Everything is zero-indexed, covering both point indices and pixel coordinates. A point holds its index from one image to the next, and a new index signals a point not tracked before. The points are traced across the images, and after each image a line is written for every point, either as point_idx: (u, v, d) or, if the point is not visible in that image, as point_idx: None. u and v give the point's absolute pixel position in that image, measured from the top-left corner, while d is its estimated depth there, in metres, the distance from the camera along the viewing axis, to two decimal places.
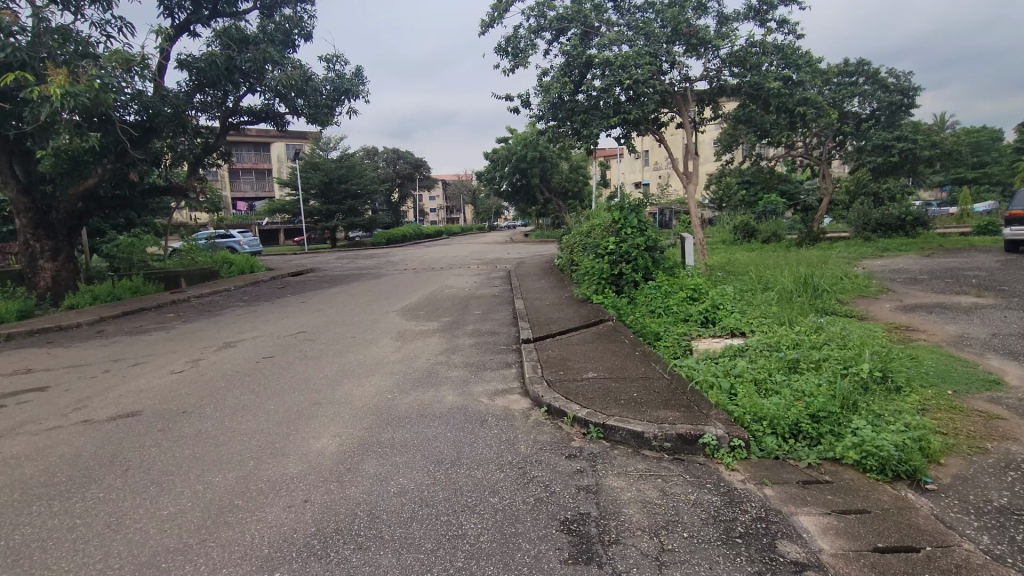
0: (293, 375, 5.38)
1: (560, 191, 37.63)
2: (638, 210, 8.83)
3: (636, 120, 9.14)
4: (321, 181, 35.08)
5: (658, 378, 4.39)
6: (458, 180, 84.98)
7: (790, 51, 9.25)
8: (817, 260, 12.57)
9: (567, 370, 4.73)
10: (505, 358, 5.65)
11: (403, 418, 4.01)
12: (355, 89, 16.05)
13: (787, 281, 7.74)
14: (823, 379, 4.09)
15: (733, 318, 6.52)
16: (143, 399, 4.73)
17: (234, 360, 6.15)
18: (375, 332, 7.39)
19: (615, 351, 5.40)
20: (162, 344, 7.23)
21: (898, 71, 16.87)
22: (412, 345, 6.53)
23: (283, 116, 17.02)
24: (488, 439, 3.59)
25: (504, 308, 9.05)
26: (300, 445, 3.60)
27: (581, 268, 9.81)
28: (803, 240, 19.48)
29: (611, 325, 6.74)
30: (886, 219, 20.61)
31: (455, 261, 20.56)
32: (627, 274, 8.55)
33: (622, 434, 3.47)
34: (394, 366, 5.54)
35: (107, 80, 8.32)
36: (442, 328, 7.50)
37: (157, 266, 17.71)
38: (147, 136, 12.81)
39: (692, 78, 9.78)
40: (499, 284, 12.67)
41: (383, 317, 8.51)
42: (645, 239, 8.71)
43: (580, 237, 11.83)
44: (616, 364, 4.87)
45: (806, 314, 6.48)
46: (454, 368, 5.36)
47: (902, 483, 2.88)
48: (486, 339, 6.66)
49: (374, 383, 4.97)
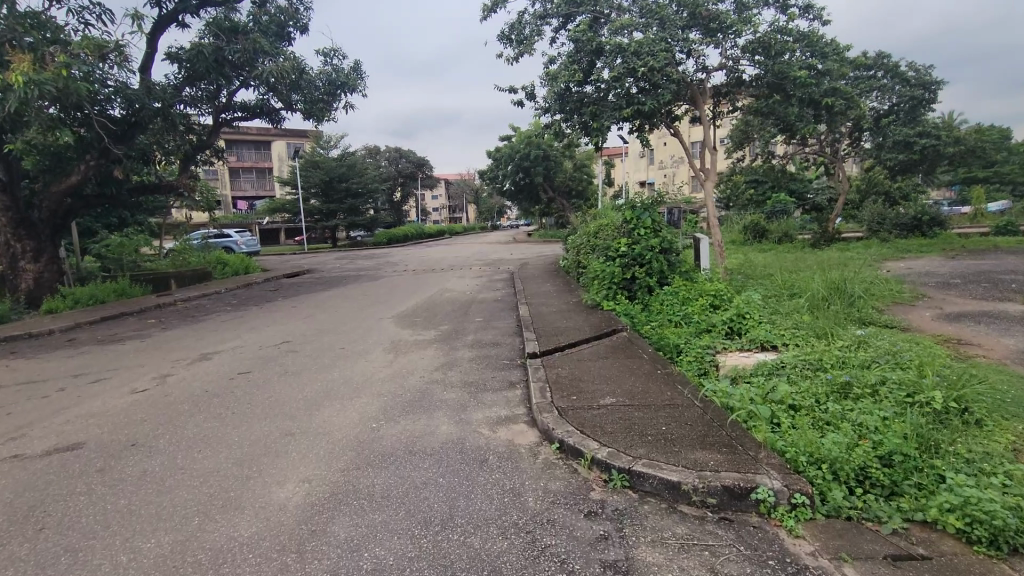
0: (269, 396, 4.74)
1: (564, 190, 36.93)
2: (651, 210, 8.19)
3: (650, 112, 8.44)
4: (321, 179, 34.47)
5: (689, 406, 3.73)
6: (461, 180, 84.46)
7: (816, 39, 8.45)
8: (839, 262, 11.88)
9: (581, 395, 4.08)
10: (508, 377, 4.99)
11: (387, 457, 3.36)
12: (353, 83, 15.41)
13: (817, 286, 7.09)
14: (889, 410, 3.44)
15: (761, 329, 5.88)
16: (90, 427, 4.09)
17: (206, 376, 5.50)
18: (366, 343, 6.74)
19: (635, 370, 4.74)
20: (133, 355, 6.59)
21: (919, 64, 16.16)
22: (405, 358, 5.88)
23: (277, 112, 16.40)
24: (489, 488, 2.94)
25: (507, 314, 8.40)
26: (260, 494, 2.97)
27: (590, 272, 9.18)
28: (817, 241, 18.80)
29: (627, 337, 6.11)
30: (902, 219, 19.96)
31: (456, 262, 19.85)
32: (640, 278, 7.90)
33: (653, 484, 2.83)
34: (383, 386, 4.89)
35: (78, 67, 7.69)
36: (440, 338, 6.84)
37: (148, 267, 17.11)
38: (133, 132, 12.40)
39: (709, 67, 9.13)
40: (502, 287, 12.01)
41: (376, 325, 7.86)
42: (660, 240, 8.05)
43: (587, 238, 11.08)
44: (637, 387, 4.21)
45: (845, 325, 5.82)
46: (451, 389, 4.70)
47: (1021, 561, 2.23)
48: (487, 352, 6.00)
49: (358, 408, 4.33)
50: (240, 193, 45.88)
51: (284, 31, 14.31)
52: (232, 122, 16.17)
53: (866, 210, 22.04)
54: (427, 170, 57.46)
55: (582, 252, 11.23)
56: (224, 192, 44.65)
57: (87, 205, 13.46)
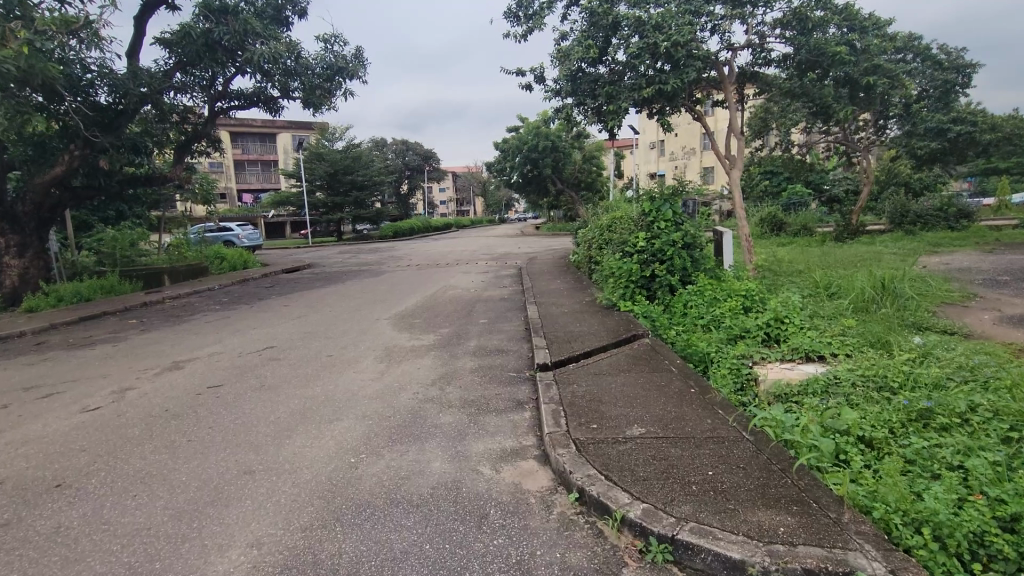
0: (236, 417, 4.06)
1: (572, 182, 36.12)
2: (672, 201, 7.45)
3: (672, 93, 7.67)
4: (326, 171, 33.85)
5: (738, 442, 3.02)
6: (469, 173, 83.82)
7: (856, 11, 7.65)
8: (870, 257, 11.08)
9: (603, 423, 3.38)
10: (515, 395, 4.28)
11: (362, 511, 2.67)
12: (352, 69, 14.69)
13: (860, 282, 6.36)
14: (997, 454, 2.73)
15: (805, 337, 5.17)
16: (16, 460, 3.44)
17: (171, 389, 4.83)
18: (356, 349, 6.05)
19: (662, 388, 4.04)
20: (100, 363, 5.95)
21: (951, 47, 15.33)
22: (399, 369, 5.20)
23: (275, 100, 15.72)
24: (489, 562, 2.25)
25: (515, 315, 7.72)
26: (192, 567, 2.30)
27: (604, 270, 8.47)
28: (838, 234, 18.00)
29: (650, 344, 5.40)
30: (926, 210, 19.13)
31: (463, 256, 19.18)
32: (661, 275, 7.16)
33: (706, 560, 2.13)
34: (370, 405, 4.20)
35: (38, 43, 6.98)
36: (438, 345, 6.14)
37: (143, 263, 16.54)
38: (120, 122, 11.75)
39: (734, 46, 8.38)
40: (509, 283, 11.33)
41: (371, 327, 7.19)
42: (683, 234, 7.32)
43: (600, 233, 10.34)
44: (670, 413, 3.50)
45: (900, 330, 5.10)
46: (448, 411, 4.01)
47: None
48: (491, 362, 5.29)
49: (336, 436, 3.63)
50: (245, 186, 45.39)
51: (281, 15, 13.64)
52: (228, 110, 15.52)
53: (888, 202, 21.21)
54: (433, 162, 56.76)
55: (595, 248, 10.48)
56: (229, 185, 44.20)
57: (75, 198, 12.87)
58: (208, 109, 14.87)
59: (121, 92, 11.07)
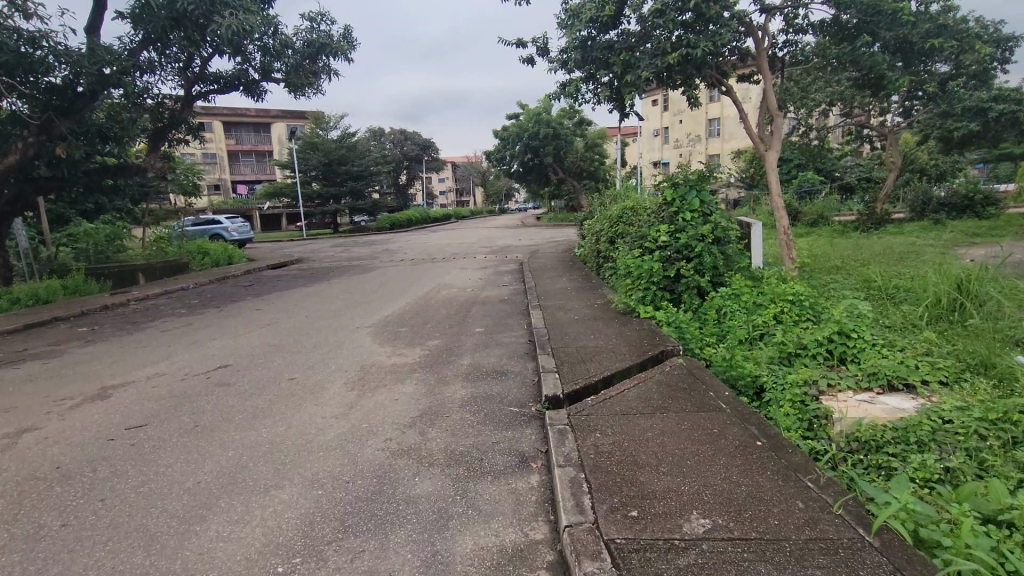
0: (142, 483, 2.99)
1: (575, 171, 34.96)
2: (700, 188, 6.40)
3: (702, 60, 6.53)
4: (320, 161, 32.62)
5: (861, 555, 1.97)
6: (469, 163, 82.76)
7: None
8: (907, 250, 10.08)
9: (648, 509, 2.33)
10: (516, 446, 3.23)
11: None
12: (338, 47, 13.52)
13: (930, 283, 5.34)
14: None
15: (882, 357, 4.15)
16: None
17: (79, 432, 3.76)
18: (326, 370, 5.01)
19: (716, 439, 3.00)
20: (13, 389, 4.87)
21: (990, 20, 14.15)
22: (372, 400, 4.15)
23: (257, 83, 14.58)
24: None
25: (516, 322, 6.68)
26: None
27: (618, 270, 7.42)
28: (862, 224, 17.01)
29: (685, 365, 4.36)
30: (951, 198, 18.18)
31: (461, 249, 18.15)
32: (687, 276, 6.10)
33: None
34: (324, 463, 3.14)
35: None
36: (425, 363, 5.10)
37: (119, 259, 15.47)
38: (80, 104, 10.60)
39: (768, 9, 7.30)
40: (510, 281, 10.28)
41: (349, 339, 6.14)
42: (712, 227, 6.27)
43: (609, 225, 9.32)
44: (741, 490, 2.46)
45: (1003, 350, 4.07)
46: (428, 473, 2.95)
47: None
48: (487, 391, 4.23)
49: (267, 521, 2.56)
50: (240, 177, 44.29)
51: None
52: (206, 95, 14.38)
53: (907, 190, 20.22)
54: (433, 152, 55.68)
55: (604, 242, 9.43)
56: (223, 177, 43.08)
57: (36, 190, 11.92)
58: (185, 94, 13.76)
59: (78, 71, 9.90)
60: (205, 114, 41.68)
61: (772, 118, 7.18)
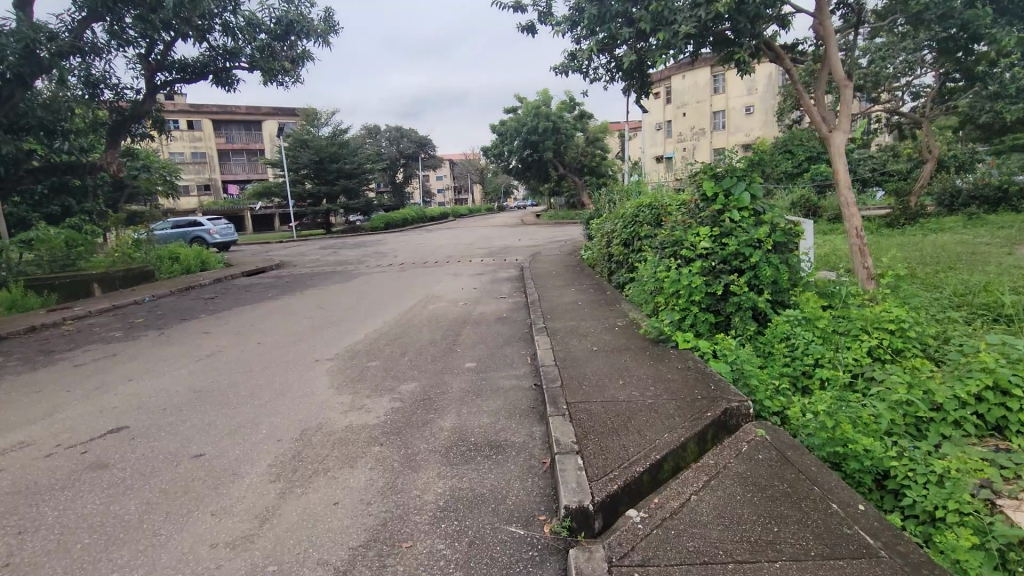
0: None
1: (575, 167, 33.52)
2: (752, 177, 4.94)
3: (757, 10, 5.04)
4: (309, 159, 31.14)
5: None
6: (467, 160, 81.20)
7: None
8: (965, 251, 8.71)
9: None
10: None
11: None
12: (313, 27, 12.06)
13: None
14: None
15: None
16: None
17: None
18: (252, 437, 3.57)
19: None
20: None
21: None
22: (298, 507, 2.71)
23: (226, 71, 13.08)
24: None
25: (517, 353, 5.26)
26: None
27: (643, 284, 5.96)
28: (892, 221, 15.60)
29: (767, 439, 2.94)
30: (982, 190, 16.82)
31: (456, 252, 16.73)
32: (740, 294, 4.66)
33: None
34: None
35: None
36: (391, 425, 3.67)
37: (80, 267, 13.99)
38: (11, 91, 9.18)
39: None
40: (508, 292, 8.85)
41: (300, 382, 4.70)
42: (771, 228, 4.82)
43: (624, 226, 7.88)
44: None
45: None
46: None
47: None
48: (475, 486, 2.80)
49: None
50: (229, 176, 42.80)
51: None
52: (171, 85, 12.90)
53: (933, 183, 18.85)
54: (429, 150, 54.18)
55: (618, 246, 8.02)
56: (213, 176, 41.59)
57: None
58: (145, 83, 12.30)
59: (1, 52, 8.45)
60: (192, 111, 40.16)
61: (837, 90, 5.75)
